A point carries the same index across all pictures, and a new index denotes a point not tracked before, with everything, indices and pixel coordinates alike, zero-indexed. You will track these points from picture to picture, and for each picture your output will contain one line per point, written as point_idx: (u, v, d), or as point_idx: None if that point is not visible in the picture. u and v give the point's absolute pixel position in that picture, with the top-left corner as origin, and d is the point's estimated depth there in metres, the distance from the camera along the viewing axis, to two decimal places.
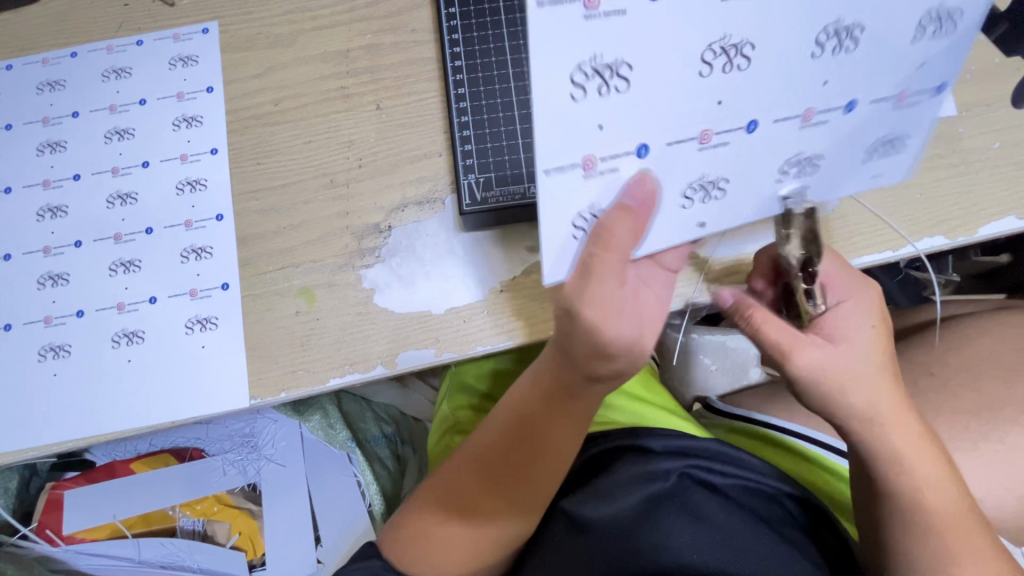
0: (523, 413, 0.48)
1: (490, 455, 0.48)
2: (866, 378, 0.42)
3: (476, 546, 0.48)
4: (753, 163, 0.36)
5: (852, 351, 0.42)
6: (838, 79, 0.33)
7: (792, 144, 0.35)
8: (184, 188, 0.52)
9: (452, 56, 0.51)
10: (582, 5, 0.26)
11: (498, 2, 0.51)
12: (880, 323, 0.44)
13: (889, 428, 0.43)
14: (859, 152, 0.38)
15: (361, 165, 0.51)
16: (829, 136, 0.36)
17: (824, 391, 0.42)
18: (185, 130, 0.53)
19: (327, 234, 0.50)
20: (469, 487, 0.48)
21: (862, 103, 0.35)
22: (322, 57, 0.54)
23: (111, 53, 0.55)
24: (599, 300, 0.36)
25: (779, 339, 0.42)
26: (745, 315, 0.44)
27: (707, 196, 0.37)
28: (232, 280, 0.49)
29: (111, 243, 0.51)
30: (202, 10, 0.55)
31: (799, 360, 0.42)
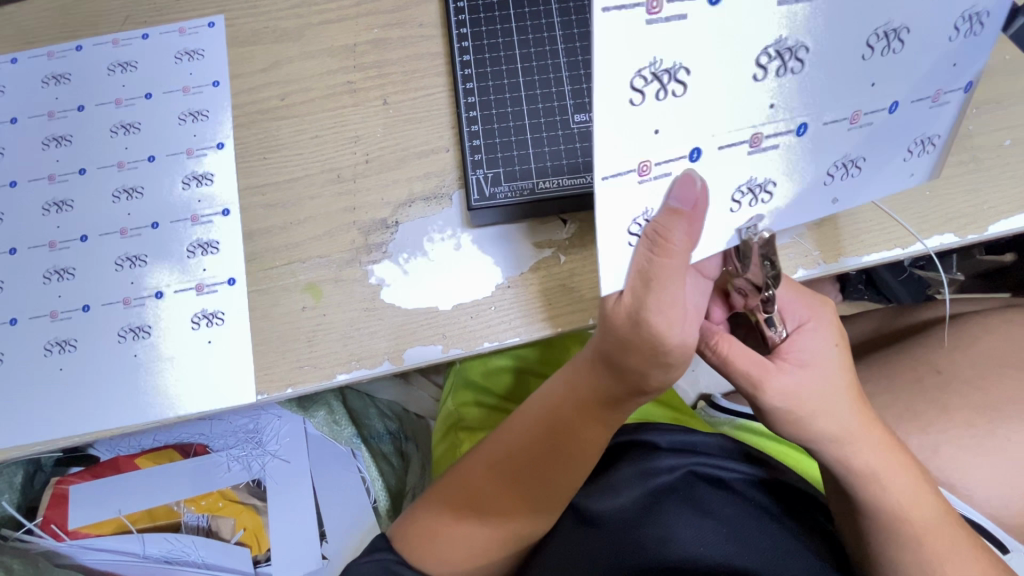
0: (556, 419, 0.46)
1: (514, 461, 0.47)
2: (833, 402, 0.42)
3: (491, 544, 0.49)
4: (801, 167, 0.36)
5: (817, 374, 0.42)
6: (884, 80, 0.34)
7: (843, 144, 0.36)
8: (190, 182, 0.51)
9: (460, 50, 0.51)
10: (645, 10, 0.26)
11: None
12: (841, 342, 0.44)
13: (857, 446, 0.43)
14: (896, 149, 0.39)
15: (367, 160, 0.51)
16: (876, 136, 0.37)
17: (794, 416, 0.42)
18: (191, 124, 0.53)
19: (334, 229, 0.50)
20: (487, 489, 0.48)
21: (902, 103, 0.36)
22: (329, 51, 0.53)
23: (116, 47, 0.54)
24: (658, 306, 0.35)
25: (748, 368, 0.42)
26: (711, 345, 0.43)
27: (755, 199, 0.36)
28: (238, 275, 0.49)
29: (117, 238, 0.51)
30: (208, 4, 0.55)
31: (767, 388, 0.42)
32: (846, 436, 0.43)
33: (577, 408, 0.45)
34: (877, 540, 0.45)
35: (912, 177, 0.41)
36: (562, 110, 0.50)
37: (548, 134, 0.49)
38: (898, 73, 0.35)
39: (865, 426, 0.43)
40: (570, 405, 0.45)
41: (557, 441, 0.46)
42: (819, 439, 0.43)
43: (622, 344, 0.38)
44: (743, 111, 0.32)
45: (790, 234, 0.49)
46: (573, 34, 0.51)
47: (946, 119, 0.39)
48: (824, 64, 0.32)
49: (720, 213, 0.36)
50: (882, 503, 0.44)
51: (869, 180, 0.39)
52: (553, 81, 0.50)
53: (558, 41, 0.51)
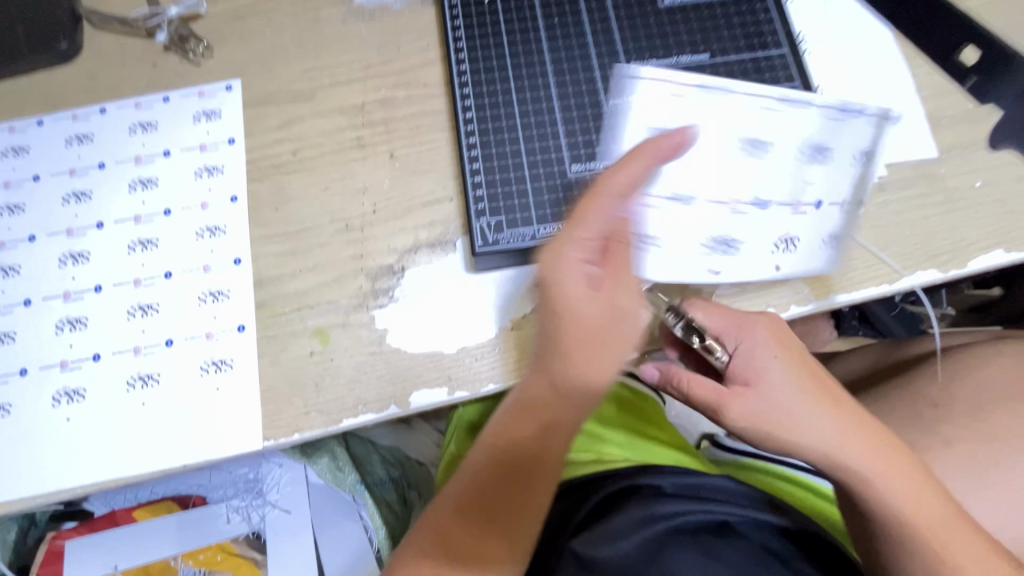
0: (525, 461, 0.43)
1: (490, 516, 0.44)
2: (813, 413, 0.45)
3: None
4: (751, 226, 0.50)
5: (770, 388, 0.45)
6: (819, 180, 0.50)
7: (782, 220, 0.50)
8: (203, 234, 0.53)
9: (463, 109, 0.55)
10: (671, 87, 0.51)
11: (506, 64, 0.56)
12: (786, 348, 0.47)
13: (854, 455, 0.45)
14: (799, 230, 0.50)
15: (375, 210, 0.53)
16: (810, 222, 0.50)
17: (764, 433, 0.45)
18: (207, 179, 0.55)
19: (343, 274, 0.52)
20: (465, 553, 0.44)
21: (824, 202, 0.50)
22: (339, 110, 0.57)
23: (138, 109, 0.58)
24: (628, 288, 0.43)
25: (707, 395, 0.45)
26: (672, 383, 0.46)
27: (726, 250, 0.49)
28: (248, 321, 0.51)
29: (131, 287, 0.52)
30: (227, 70, 0.59)
31: (729, 410, 0.45)
32: (839, 448, 0.45)
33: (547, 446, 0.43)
34: (900, 551, 0.47)
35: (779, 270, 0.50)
36: (559, 162, 0.53)
37: (547, 183, 0.52)
38: (825, 182, 0.50)
39: (855, 432, 0.46)
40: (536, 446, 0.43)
41: (533, 484, 0.44)
42: (809, 450, 0.45)
43: (596, 342, 0.41)
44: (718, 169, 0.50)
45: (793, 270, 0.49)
46: (568, 92, 0.55)
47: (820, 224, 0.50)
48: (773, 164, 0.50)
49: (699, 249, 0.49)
50: (881, 509, 0.46)
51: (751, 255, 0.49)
52: (550, 134, 0.54)
53: (553, 99, 0.55)
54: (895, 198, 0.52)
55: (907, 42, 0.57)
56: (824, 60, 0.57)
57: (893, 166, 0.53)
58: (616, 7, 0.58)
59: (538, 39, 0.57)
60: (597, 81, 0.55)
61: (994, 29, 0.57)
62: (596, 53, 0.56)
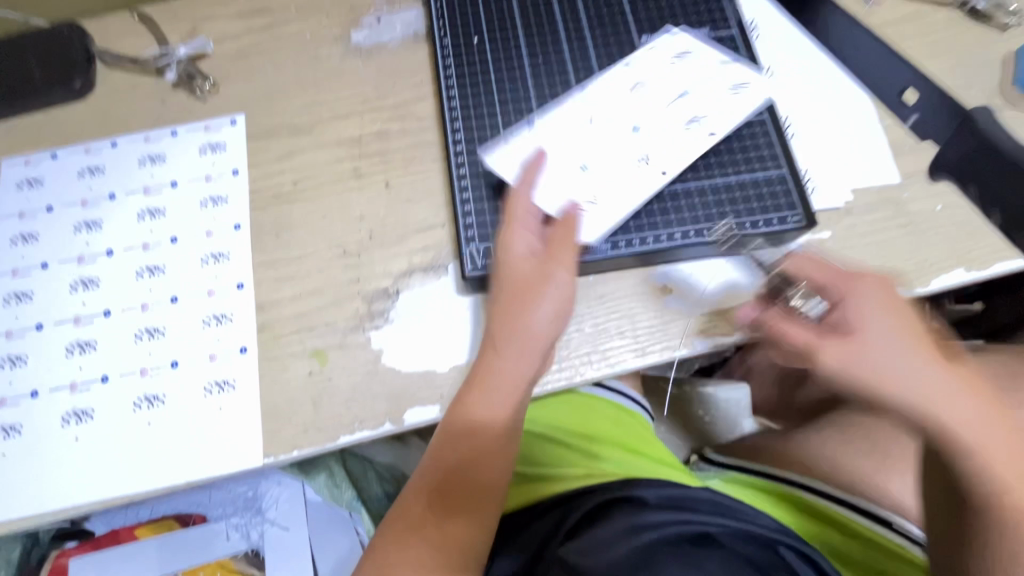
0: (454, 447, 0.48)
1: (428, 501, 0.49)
2: (923, 370, 0.42)
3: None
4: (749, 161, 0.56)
5: (877, 335, 0.43)
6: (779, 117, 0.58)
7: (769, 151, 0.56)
8: (208, 260, 0.56)
9: (453, 142, 0.58)
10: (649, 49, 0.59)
11: (493, 100, 0.60)
12: (898, 310, 0.44)
13: (973, 425, 0.41)
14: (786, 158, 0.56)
15: (372, 236, 0.56)
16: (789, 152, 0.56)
17: (863, 379, 0.42)
18: (211, 208, 0.58)
19: (341, 297, 0.54)
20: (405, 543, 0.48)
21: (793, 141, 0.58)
22: (337, 143, 0.60)
23: (147, 143, 0.61)
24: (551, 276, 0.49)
25: (804, 335, 0.44)
26: (774, 319, 0.45)
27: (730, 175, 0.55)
28: (249, 343, 0.53)
29: (138, 311, 0.55)
30: (232, 105, 0.63)
31: (829, 350, 0.43)
32: (952, 413, 0.41)
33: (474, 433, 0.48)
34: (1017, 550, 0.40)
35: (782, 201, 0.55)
36: None
37: None
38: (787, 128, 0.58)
39: (974, 401, 0.41)
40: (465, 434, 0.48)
41: (463, 465, 0.49)
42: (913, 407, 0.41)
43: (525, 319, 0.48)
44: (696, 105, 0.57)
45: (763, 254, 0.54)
46: None
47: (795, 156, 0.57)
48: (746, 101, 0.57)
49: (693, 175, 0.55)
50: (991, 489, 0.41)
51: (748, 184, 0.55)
52: None
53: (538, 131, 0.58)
54: (862, 222, 0.55)
55: (870, 75, 0.61)
56: (792, 91, 0.60)
57: (859, 191, 0.56)
58: (596, 43, 0.61)
59: (523, 75, 0.60)
60: None
61: (945, 67, 0.61)
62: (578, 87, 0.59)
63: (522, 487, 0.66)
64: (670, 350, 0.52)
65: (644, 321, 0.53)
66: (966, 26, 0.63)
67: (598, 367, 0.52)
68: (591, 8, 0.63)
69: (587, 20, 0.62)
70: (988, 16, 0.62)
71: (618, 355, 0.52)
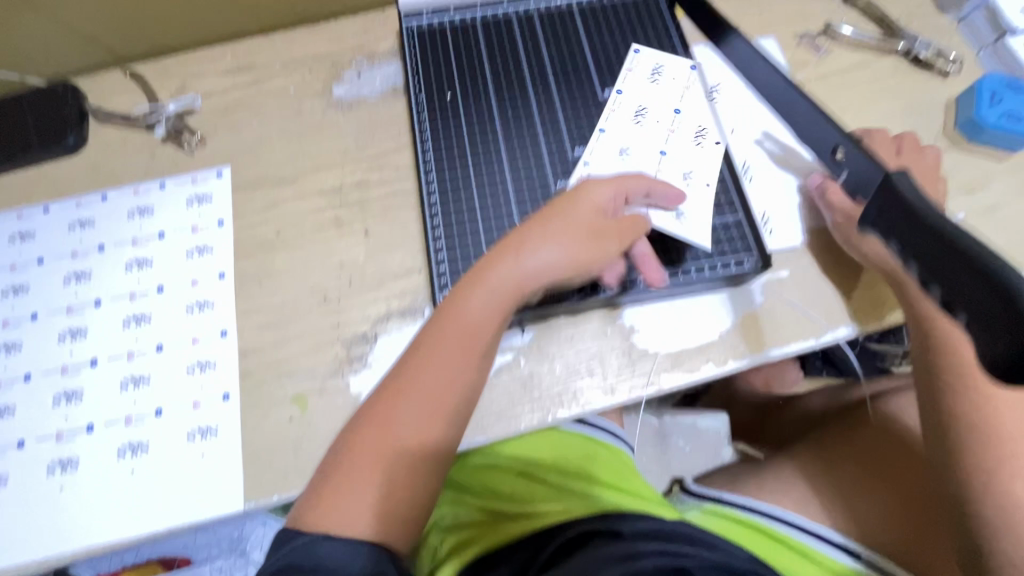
0: (445, 339, 0.50)
1: (411, 398, 0.48)
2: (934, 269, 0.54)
3: (386, 503, 0.46)
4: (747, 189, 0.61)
5: None
6: (743, 135, 0.64)
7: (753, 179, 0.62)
8: (193, 309, 0.58)
9: (428, 194, 0.61)
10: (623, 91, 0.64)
11: (465, 154, 0.63)
12: None
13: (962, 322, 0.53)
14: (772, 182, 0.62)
15: (351, 282, 0.59)
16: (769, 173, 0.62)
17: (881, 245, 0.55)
18: (197, 258, 0.61)
19: (321, 343, 0.56)
20: (373, 443, 0.47)
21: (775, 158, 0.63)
22: (318, 193, 0.63)
23: (136, 196, 0.64)
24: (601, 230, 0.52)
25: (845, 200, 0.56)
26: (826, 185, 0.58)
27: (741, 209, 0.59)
28: (232, 390, 0.55)
29: (124, 360, 0.56)
30: (219, 158, 0.65)
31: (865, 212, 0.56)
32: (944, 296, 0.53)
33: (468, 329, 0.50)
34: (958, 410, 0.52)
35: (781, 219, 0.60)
36: None
37: None
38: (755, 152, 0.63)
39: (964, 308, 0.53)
40: (456, 318, 0.50)
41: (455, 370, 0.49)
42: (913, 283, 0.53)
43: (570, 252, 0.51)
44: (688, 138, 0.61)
45: (779, 274, 0.58)
46: (521, 177, 0.62)
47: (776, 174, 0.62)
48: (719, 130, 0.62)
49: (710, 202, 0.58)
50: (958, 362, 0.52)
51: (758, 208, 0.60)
52: (505, 216, 0.60)
53: (508, 184, 0.62)
54: (818, 260, 0.59)
55: None
56: (747, 137, 0.64)
57: (815, 231, 0.59)
58: (562, 99, 0.65)
59: (494, 131, 0.64)
60: (544, 165, 0.62)
61: (891, 113, 0.65)
62: (545, 141, 0.63)
63: (516, 521, 0.66)
64: (639, 389, 0.54)
65: (614, 362, 0.55)
66: (910, 73, 0.67)
67: (571, 407, 0.54)
68: (557, 65, 0.67)
69: (554, 76, 0.66)
70: (930, 64, 0.67)
71: (589, 396, 0.54)
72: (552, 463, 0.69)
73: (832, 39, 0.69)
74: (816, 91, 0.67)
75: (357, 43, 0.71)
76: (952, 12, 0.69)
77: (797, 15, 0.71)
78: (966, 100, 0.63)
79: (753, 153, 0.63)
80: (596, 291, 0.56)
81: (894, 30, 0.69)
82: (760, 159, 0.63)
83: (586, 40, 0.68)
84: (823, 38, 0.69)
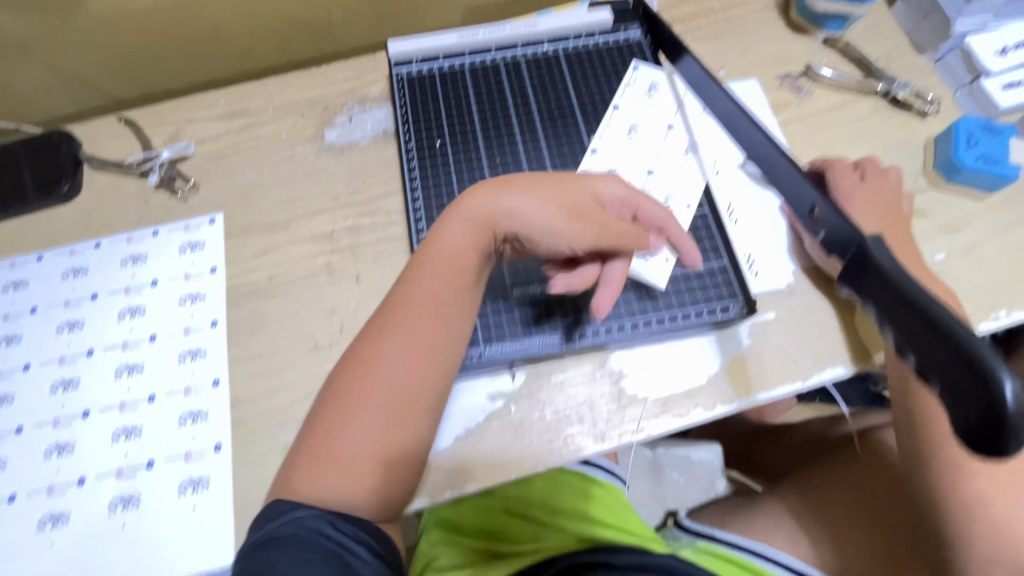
0: (425, 278, 0.52)
1: (392, 334, 0.50)
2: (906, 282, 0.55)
3: (388, 435, 0.48)
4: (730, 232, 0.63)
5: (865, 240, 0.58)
6: (728, 177, 0.65)
7: (737, 221, 0.63)
8: (185, 358, 0.59)
9: (418, 242, 0.62)
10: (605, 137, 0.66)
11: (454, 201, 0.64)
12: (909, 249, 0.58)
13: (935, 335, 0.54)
14: (756, 224, 0.63)
15: (343, 329, 0.59)
16: (753, 216, 0.63)
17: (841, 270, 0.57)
18: (190, 306, 0.61)
19: (312, 391, 0.57)
20: (358, 381, 0.49)
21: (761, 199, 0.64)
22: (310, 239, 0.64)
23: (130, 243, 0.64)
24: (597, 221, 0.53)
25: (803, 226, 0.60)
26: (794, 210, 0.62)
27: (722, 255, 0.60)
28: (224, 441, 0.55)
29: (116, 411, 0.56)
30: (212, 205, 0.66)
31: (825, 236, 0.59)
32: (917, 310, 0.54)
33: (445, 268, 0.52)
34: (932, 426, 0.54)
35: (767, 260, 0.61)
36: (502, 286, 0.59)
37: (491, 305, 0.58)
38: (739, 194, 0.64)
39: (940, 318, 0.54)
40: (436, 259, 0.52)
41: (437, 304, 0.51)
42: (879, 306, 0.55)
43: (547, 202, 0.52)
44: (666, 183, 0.63)
45: (765, 315, 0.59)
46: None
47: (760, 216, 0.63)
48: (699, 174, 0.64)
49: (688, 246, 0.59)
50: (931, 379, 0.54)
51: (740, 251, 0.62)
52: None
53: None
54: (804, 301, 0.59)
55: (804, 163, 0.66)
56: (730, 179, 0.65)
57: (799, 273, 0.60)
58: (549, 145, 0.67)
59: (482, 177, 0.65)
60: None
61: (871, 153, 0.67)
62: None
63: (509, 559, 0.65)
64: (628, 435, 0.55)
65: (604, 408, 0.56)
66: (889, 113, 0.69)
67: (561, 454, 0.54)
68: (544, 111, 0.68)
69: (541, 121, 0.68)
70: (908, 104, 0.68)
71: (579, 443, 0.54)
72: (545, 501, 0.69)
73: (813, 80, 0.71)
74: (799, 131, 0.68)
75: (348, 87, 0.73)
76: (929, 51, 0.71)
77: (778, 57, 0.73)
78: (944, 142, 0.64)
79: (737, 196, 0.64)
80: (582, 339, 0.57)
81: (873, 71, 0.70)
82: (744, 201, 0.64)
83: (572, 86, 0.70)
84: (804, 79, 0.71)
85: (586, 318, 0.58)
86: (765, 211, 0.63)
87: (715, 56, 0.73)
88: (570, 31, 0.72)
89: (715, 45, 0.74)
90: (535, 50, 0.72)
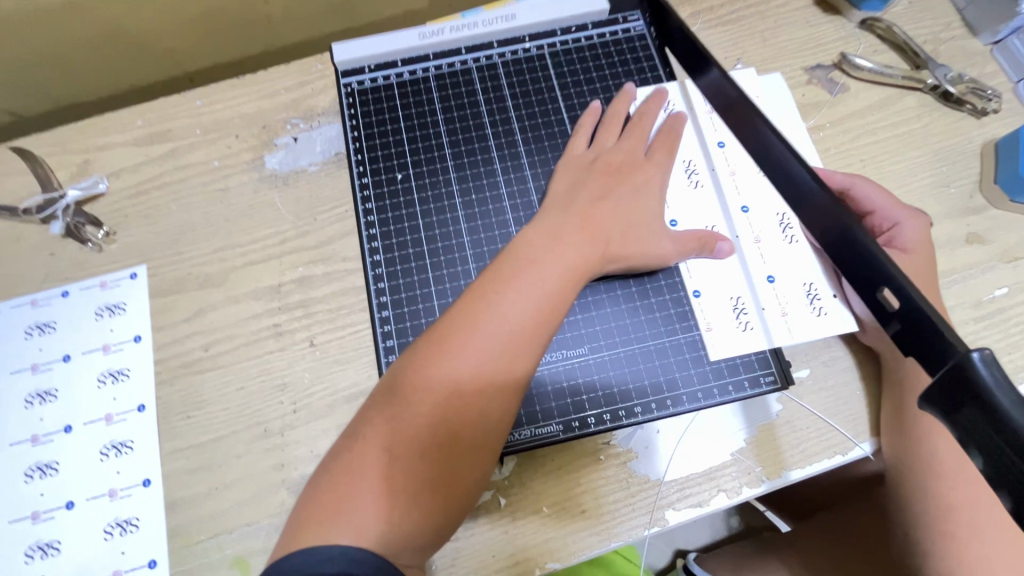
0: (522, 288, 0.44)
1: (472, 341, 0.41)
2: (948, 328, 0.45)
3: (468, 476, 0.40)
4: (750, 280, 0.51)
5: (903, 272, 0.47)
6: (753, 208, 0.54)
7: (761, 265, 0.52)
8: (108, 452, 0.49)
9: (378, 306, 0.52)
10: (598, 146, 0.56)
11: (422, 249, 0.53)
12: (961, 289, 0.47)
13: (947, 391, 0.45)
14: (785, 271, 0.51)
15: (296, 409, 0.50)
16: (782, 257, 0.52)
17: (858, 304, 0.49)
18: (111, 386, 0.51)
19: (261, 490, 0.47)
20: (444, 402, 0.40)
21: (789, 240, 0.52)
22: (252, 294, 0.53)
23: (34, 308, 0.53)
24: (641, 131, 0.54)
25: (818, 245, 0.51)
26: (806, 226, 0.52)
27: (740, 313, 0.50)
28: (159, 555, 0.46)
29: (27, 523, 0.47)
30: (132, 255, 0.55)
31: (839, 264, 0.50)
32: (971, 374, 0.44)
33: (547, 284, 0.44)
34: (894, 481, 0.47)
35: (797, 319, 0.50)
36: None
37: None
38: (764, 229, 0.53)
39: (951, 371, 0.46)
40: (530, 267, 0.45)
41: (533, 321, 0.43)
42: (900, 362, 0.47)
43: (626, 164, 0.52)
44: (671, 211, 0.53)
45: (799, 374, 0.50)
46: None
47: (789, 260, 0.52)
48: (708, 203, 0.54)
49: (705, 304, 0.51)
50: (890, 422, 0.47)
51: (766, 306, 0.50)
52: None
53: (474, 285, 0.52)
54: (844, 353, 0.50)
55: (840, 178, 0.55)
56: (754, 211, 0.53)
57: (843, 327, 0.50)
58: (535, 173, 0.56)
59: (456, 217, 0.54)
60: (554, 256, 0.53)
61: (919, 163, 0.56)
62: (516, 227, 0.54)
63: None
64: (639, 530, 0.46)
65: (609, 497, 0.47)
66: (938, 113, 0.58)
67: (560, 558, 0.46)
68: (528, 128, 0.57)
69: (525, 143, 0.57)
70: (961, 101, 0.57)
71: (579, 547, 0.46)
72: None
73: (848, 73, 0.59)
74: (834, 138, 0.57)
75: (291, 98, 0.60)
76: (986, 33, 0.60)
77: (806, 44, 0.60)
78: (1008, 151, 0.54)
79: (761, 233, 0.53)
80: (583, 430, 0.48)
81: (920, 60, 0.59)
82: (769, 237, 0.53)
83: (560, 96, 0.58)
84: (838, 71, 0.59)
85: (589, 400, 0.48)
86: (796, 253, 0.52)
87: (732, 44, 0.61)
88: (556, 26, 0.61)
89: (731, 30, 0.61)
90: (515, 49, 0.60)
